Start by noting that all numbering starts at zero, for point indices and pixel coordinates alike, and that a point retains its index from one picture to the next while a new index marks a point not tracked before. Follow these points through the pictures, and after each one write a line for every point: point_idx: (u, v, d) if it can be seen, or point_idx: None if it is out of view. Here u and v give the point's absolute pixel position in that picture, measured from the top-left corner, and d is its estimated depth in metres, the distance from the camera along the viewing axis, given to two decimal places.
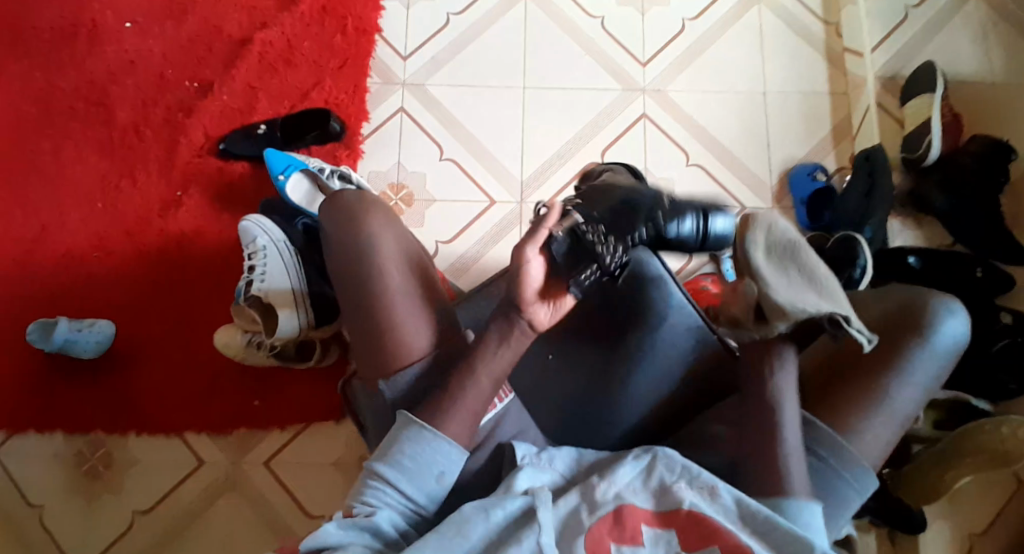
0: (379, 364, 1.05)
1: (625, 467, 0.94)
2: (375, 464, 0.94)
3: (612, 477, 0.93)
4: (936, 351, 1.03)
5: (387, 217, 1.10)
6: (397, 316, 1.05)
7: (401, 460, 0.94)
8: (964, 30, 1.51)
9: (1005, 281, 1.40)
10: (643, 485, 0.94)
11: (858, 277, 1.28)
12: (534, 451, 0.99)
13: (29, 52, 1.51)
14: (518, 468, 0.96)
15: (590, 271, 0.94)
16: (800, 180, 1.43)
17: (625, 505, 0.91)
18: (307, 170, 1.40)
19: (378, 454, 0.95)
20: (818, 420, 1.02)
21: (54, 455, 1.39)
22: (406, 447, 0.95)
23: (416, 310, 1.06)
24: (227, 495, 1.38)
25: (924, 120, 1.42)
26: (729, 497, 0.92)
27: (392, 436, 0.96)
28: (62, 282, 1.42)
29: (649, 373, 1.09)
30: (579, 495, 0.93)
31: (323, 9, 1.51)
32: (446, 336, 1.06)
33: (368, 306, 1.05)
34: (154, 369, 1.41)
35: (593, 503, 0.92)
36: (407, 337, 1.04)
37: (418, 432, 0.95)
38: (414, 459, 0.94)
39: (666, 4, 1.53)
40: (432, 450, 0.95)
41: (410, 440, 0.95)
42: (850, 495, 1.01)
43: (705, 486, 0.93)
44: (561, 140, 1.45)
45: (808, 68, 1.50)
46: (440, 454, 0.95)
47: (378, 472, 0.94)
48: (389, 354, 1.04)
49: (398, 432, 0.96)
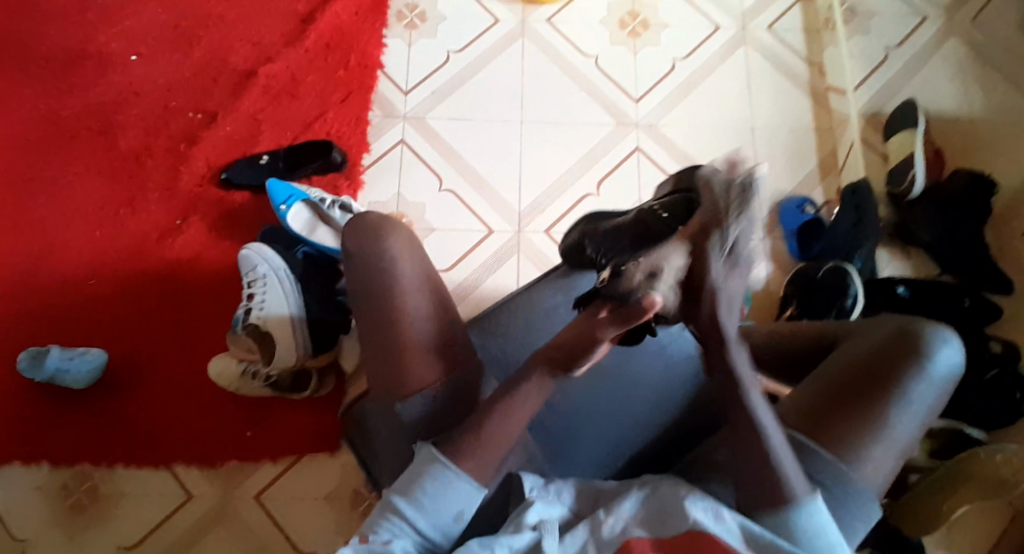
0: (397, 385, 1.05)
1: (629, 500, 0.95)
2: (396, 498, 0.93)
3: (618, 511, 0.94)
4: (934, 378, 1.06)
5: (409, 237, 1.10)
6: (418, 344, 1.05)
7: (420, 497, 0.93)
8: (942, 71, 1.58)
9: (993, 310, 1.42)
10: (647, 516, 0.94)
11: (851, 306, 1.34)
12: (541, 484, 0.99)
13: (31, 81, 1.52)
14: (529, 503, 0.96)
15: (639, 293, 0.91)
16: (789, 212, 1.49)
17: (633, 538, 0.92)
18: (308, 200, 1.41)
19: (399, 488, 0.94)
20: (823, 450, 1.04)
21: (39, 486, 1.35)
22: (428, 486, 0.93)
23: (437, 339, 1.06)
24: (216, 530, 1.34)
25: (907, 155, 1.47)
26: (735, 521, 0.93)
27: (414, 470, 0.95)
28: (57, 309, 1.41)
29: (659, 405, 1.14)
30: (586, 530, 0.94)
31: (327, 45, 1.54)
32: (466, 362, 1.07)
33: (390, 328, 1.05)
34: (147, 397, 1.39)
35: (601, 540, 0.93)
36: (428, 366, 1.04)
37: (440, 470, 0.94)
38: (433, 497, 0.93)
39: (658, 43, 1.58)
40: (450, 486, 0.93)
41: (429, 477, 0.93)
42: (855, 522, 1.04)
43: (711, 507, 0.94)
44: (557, 171, 1.49)
45: (795, 105, 1.56)
46: (460, 494, 0.93)
47: (396, 507, 0.93)
48: (405, 373, 1.04)
49: (420, 468, 0.94)
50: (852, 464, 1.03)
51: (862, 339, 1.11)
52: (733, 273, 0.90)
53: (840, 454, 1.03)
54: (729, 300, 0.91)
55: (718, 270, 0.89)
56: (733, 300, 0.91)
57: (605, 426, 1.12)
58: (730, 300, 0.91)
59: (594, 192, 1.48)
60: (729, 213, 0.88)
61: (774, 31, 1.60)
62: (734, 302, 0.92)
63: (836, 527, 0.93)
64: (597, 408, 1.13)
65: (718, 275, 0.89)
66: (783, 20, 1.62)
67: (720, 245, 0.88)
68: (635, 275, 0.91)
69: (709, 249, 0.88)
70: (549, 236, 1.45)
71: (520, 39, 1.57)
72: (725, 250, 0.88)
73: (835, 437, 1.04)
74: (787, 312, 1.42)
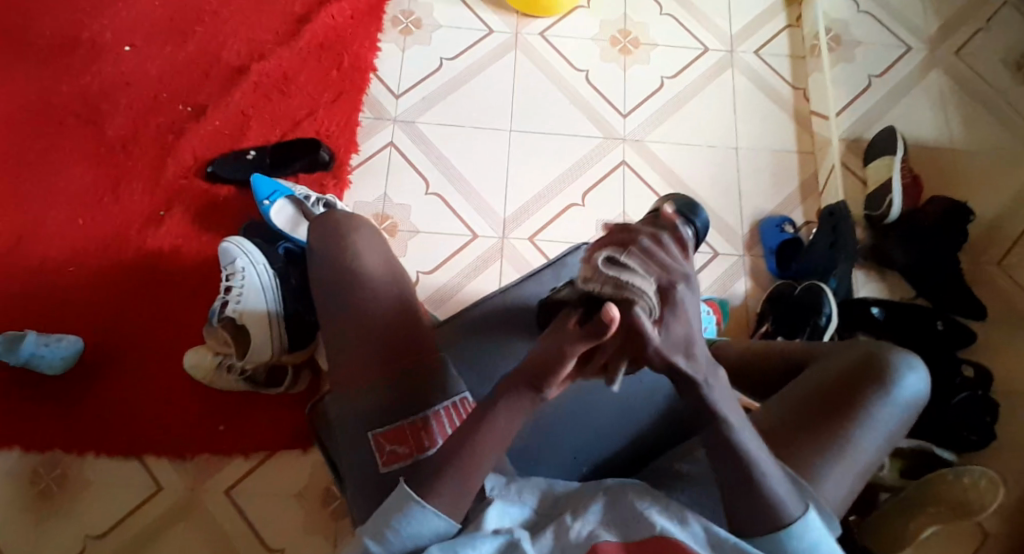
0: (355, 372, 1.14)
1: (595, 507, 0.97)
2: (368, 539, 0.96)
3: (584, 517, 0.96)
4: (897, 404, 1.13)
5: (369, 237, 1.22)
6: (377, 332, 1.15)
7: (390, 537, 0.95)
8: (924, 101, 1.61)
9: (965, 335, 1.45)
10: (613, 521, 0.96)
11: (824, 324, 1.36)
12: (502, 483, 1.01)
13: (22, 66, 1.53)
14: (489, 504, 0.98)
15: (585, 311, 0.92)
16: (769, 231, 1.51)
17: (600, 542, 0.94)
18: (293, 197, 1.43)
19: (371, 529, 0.96)
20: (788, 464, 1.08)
21: (6, 471, 1.34)
22: (397, 524, 0.95)
23: (394, 329, 1.15)
24: (185, 522, 1.33)
25: (883, 181, 1.51)
26: (700, 526, 0.96)
27: (386, 510, 0.97)
28: (34, 294, 1.40)
29: (629, 419, 1.20)
30: (554, 534, 0.95)
31: (321, 45, 1.56)
32: (425, 356, 1.14)
33: (348, 320, 1.15)
34: (122, 386, 1.38)
35: (567, 544, 0.94)
36: (384, 353, 1.14)
37: (411, 510, 0.96)
38: (405, 535, 0.95)
39: (648, 62, 1.61)
40: (425, 526, 0.96)
41: (400, 516, 0.96)
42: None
43: (676, 514, 0.97)
44: (544, 181, 1.51)
45: (777, 127, 1.59)
46: (428, 524, 0.96)
47: (369, 548, 0.95)
48: (361, 363, 1.14)
49: (392, 506, 0.96)
50: (813, 476, 1.07)
51: (827, 366, 1.17)
52: (672, 322, 0.90)
53: (803, 467, 1.08)
54: (681, 342, 0.91)
55: (654, 332, 0.89)
56: (685, 338, 0.91)
57: (573, 435, 1.18)
58: (679, 340, 0.90)
59: (579, 202, 1.50)
60: (630, 281, 0.88)
61: (761, 54, 1.64)
62: (689, 342, 0.91)
63: (828, 539, 0.97)
64: (569, 418, 1.18)
65: (656, 337, 0.89)
66: (770, 44, 1.65)
67: (645, 307, 0.88)
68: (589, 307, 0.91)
69: (641, 316, 0.88)
70: (533, 243, 1.47)
71: (512, 51, 1.60)
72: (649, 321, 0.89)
73: (800, 454, 1.09)
74: (763, 329, 1.45)
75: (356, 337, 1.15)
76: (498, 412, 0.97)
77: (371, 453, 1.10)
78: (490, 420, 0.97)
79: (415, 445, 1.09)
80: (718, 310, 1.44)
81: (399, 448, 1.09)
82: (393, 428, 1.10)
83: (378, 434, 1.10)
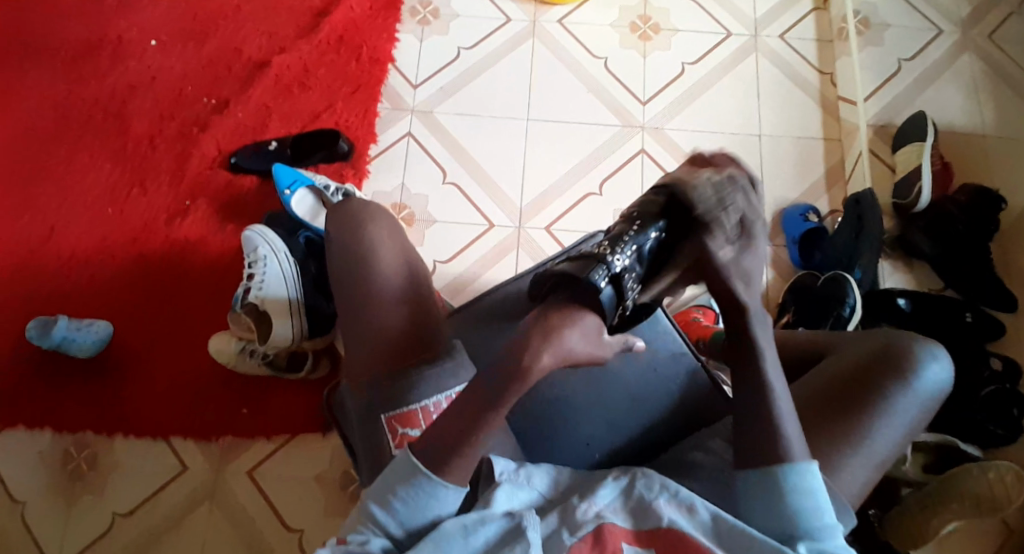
0: (361, 363, 1.14)
1: (604, 490, 0.97)
2: (372, 504, 0.95)
3: (592, 498, 0.96)
4: (920, 393, 1.10)
5: (388, 228, 1.22)
6: (382, 323, 1.15)
7: (394, 503, 0.94)
8: (955, 83, 1.56)
9: (993, 327, 1.40)
10: (622, 505, 0.96)
11: (847, 315, 1.32)
12: (513, 467, 1.00)
13: (55, 63, 1.59)
14: (496, 485, 0.97)
15: (602, 270, 0.92)
16: (793, 220, 1.49)
17: (606, 525, 0.94)
18: (313, 186, 1.45)
19: (375, 495, 0.96)
20: None
21: (40, 452, 1.40)
22: (403, 491, 0.94)
23: (400, 321, 1.15)
24: (208, 503, 1.38)
25: (913, 167, 1.47)
26: (705, 509, 0.95)
27: (389, 476, 0.95)
28: (65, 283, 1.46)
29: (640, 411, 1.18)
30: (559, 517, 0.95)
31: (340, 38, 1.59)
32: (430, 345, 1.14)
33: (356, 313, 1.16)
34: (149, 372, 1.43)
35: (573, 520, 0.94)
36: (388, 343, 1.13)
37: (415, 475, 0.94)
38: (408, 504, 0.94)
39: (668, 47, 1.60)
40: (432, 497, 0.94)
41: (404, 485, 0.94)
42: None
43: (684, 504, 0.96)
44: (563, 170, 1.51)
45: (801, 114, 1.56)
46: (435, 496, 0.94)
47: (373, 514, 0.95)
48: (368, 355, 1.14)
49: (398, 473, 0.95)
50: (826, 468, 1.06)
51: (842, 356, 1.15)
52: (744, 252, 0.95)
53: (815, 461, 1.06)
54: (744, 272, 0.95)
55: (729, 253, 0.95)
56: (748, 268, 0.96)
57: (586, 421, 1.17)
58: (744, 271, 0.95)
59: (597, 191, 1.49)
60: (722, 207, 0.93)
61: (784, 39, 1.61)
62: (751, 276, 0.96)
63: (825, 491, 0.94)
64: (581, 402, 1.18)
65: (727, 259, 0.95)
66: (795, 28, 1.62)
67: (726, 232, 0.94)
68: (597, 273, 0.92)
69: (721, 239, 0.94)
70: (549, 233, 1.47)
71: (529, 39, 1.60)
72: (729, 243, 0.95)
73: (814, 446, 1.07)
74: (785, 319, 1.42)
75: (363, 331, 1.15)
76: (512, 392, 0.92)
77: (383, 435, 1.10)
78: (505, 397, 0.92)
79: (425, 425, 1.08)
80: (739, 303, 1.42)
81: (410, 431, 1.09)
82: (401, 412, 1.09)
83: (391, 417, 1.09)
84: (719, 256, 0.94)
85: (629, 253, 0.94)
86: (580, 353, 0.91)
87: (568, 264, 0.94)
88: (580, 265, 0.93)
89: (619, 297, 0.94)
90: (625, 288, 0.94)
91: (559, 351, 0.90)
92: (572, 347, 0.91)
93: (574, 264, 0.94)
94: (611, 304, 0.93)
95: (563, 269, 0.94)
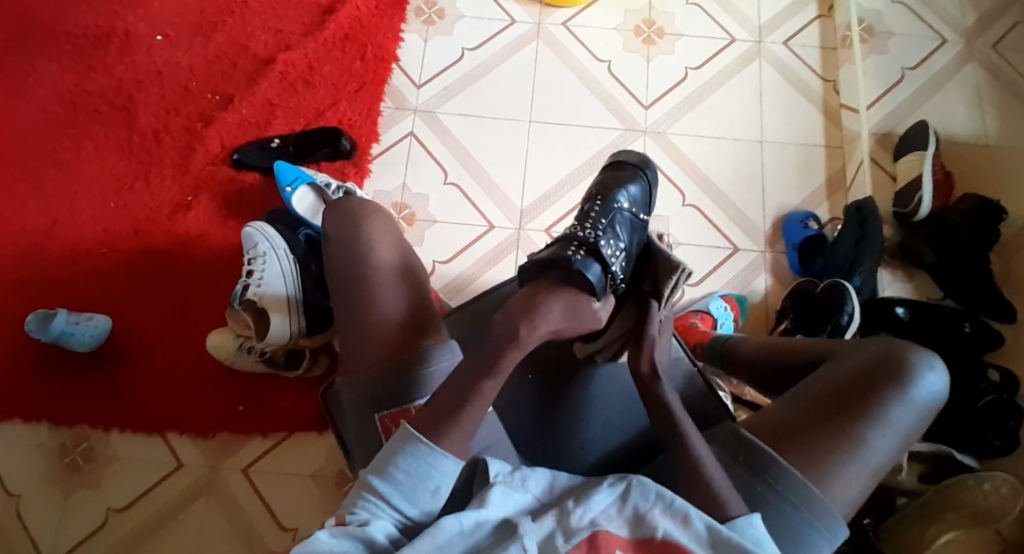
0: (359, 356, 1.14)
1: (600, 495, 0.95)
2: (372, 477, 0.96)
3: (587, 503, 0.95)
4: (915, 403, 1.09)
5: (385, 228, 1.22)
6: (380, 317, 1.15)
7: (395, 474, 0.96)
8: (959, 93, 1.56)
9: (992, 339, 1.40)
10: (618, 512, 0.95)
11: (846, 323, 1.33)
12: (508, 470, 0.99)
13: (61, 55, 1.59)
14: (490, 486, 0.97)
15: (574, 248, 1.07)
16: (793, 227, 1.49)
17: (601, 532, 0.93)
18: (314, 184, 1.44)
19: (374, 469, 0.96)
20: (795, 463, 1.06)
21: (37, 445, 1.40)
22: (402, 462, 0.96)
23: (399, 313, 1.15)
24: (204, 498, 1.38)
25: (914, 176, 1.47)
26: (702, 521, 0.95)
27: (389, 449, 0.97)
28: (66, 275, 1.46)
29: (635, 413, 1.17)
30: (555, 519, 0.94)
31: (345, 36, 1.59)
32: (428, 335, 1.14)
33: (354, 311, 1.16)
34: (148, 366, 1.43)
35: (569, 528, 0.93)
36: (386, 335, 1.13)
37: (415, 445, 0.96)
38: (408, 472, 0.95)
39: (672, 52, 1.60)
40: (431, 468, 0.96)
41: (405, 456, 0.96)
42: (820, 541, 1.05)
43: (679, 513, 0.95)
44: (565, 171, 1.51)
45: (805, 121, 1.56)
46: (434, 468, 0.96)
47: (372, 485, 0.95)
48: (366, 348, 1.13)
49: (396, 445, 0.97)
50: (819, 478, 1.05)
51: (843, 363, 1.13)
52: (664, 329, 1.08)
53: (810, 469, 1.06)
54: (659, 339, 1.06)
55: (654, 327, 1.05)
56: (659, 339, 1.06)
57: (585, 424, 1.17)
58: (663, 342, 1.07)
59: None
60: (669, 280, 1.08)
61: (789, 45, 1.62)
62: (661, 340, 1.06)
63: (772, 538, 0.97)
64: (578, 405, 1.17)
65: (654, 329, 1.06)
66: (800, 35, 1.63)
67: (659, 309, 1.07)
68: (573, 253, 1.06)
69: (654, 310, 1.07)
70: (550, 235, 1.47)
71: (534, 41, 1.60)
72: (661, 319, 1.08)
73: (809, 454, 1.06)
74: (783, 326, 1.42)
75: (359, 325, 1.15)
76: (507, 359, 1.01)
77: (376, 434, 1.11)
78: (502, 362, 1.01)
79: None
80: (737, 307, 1.44)
81: None
82: (395, 410, 1.10)
83: (383, 416, 1.11)
84: (653, 324, 1.06)
85: (599, 228, 1.09)
86: (566, 321, 1.03)
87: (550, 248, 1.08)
88: (558, 246, 1.07)
89: (602, 269, 1.06)
90: (605, 261, 1.06)
91: (554, 309, 1.02)
92: (559, 306, 1.03)
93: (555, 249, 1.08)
94: (597, 278, 1.05)
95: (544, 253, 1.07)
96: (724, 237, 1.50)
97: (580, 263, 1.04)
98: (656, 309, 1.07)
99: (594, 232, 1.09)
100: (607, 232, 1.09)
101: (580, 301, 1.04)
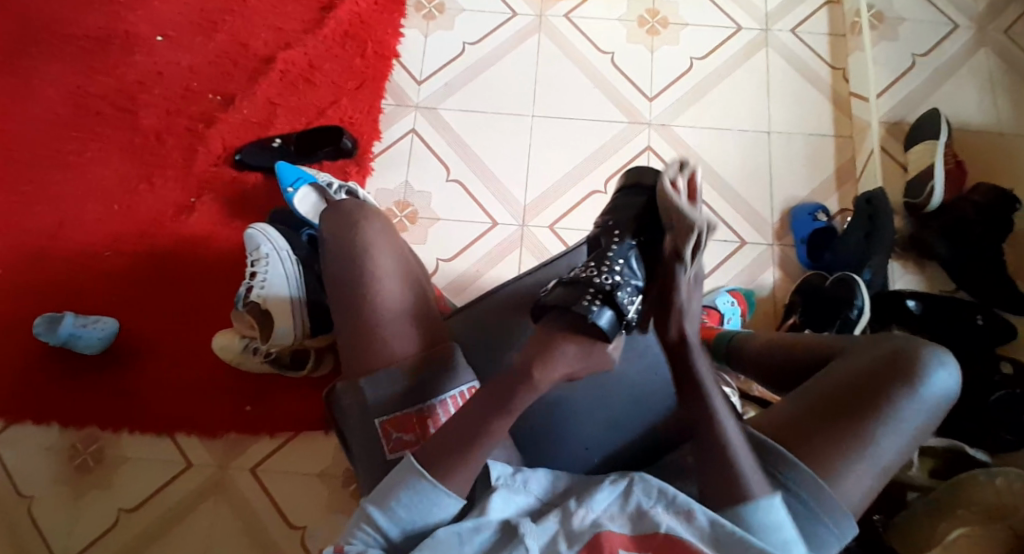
0: (360, 364, 1.10)
1: (602, 493, 0.95)
2: (372, 508, 0.96)
3: (589, 503, 0.94)
4: (927, 400, 1.04)
5: (384, 229, 1.18)
6: (382, 325, 1.11)
7: (396, 508, 0.95)
8: (971, 80, 1.53)
9: (1006, 332, 1.37)
10: (620, 511, 0.94)
11: (855, 318, 1.30)
12: (509, 471, 0.98)
13: (64, 57, 1.59)
14: (492, 491, 0.96)
15: (587, 297, 0.98)
16: (801, 219, 1.46)
17: (602, 533, 0.92)
18: (316, 183, 1.43)
19: (374, 498, 0.96)
20: (801, 461, 1.02)
21: (48, 447, 1.41)
22: (404, 496, 0.95)
23: (402, 322, 1.12)
24: (211, 499, 1.39)
25: (926, 166, 1.44)
26: (703, 512, 0.93)
27: (391, 480, 0.96)
28: (73, 277, 1.46)
29: (637, 413, 1.16)
30: (558, 521, 0.93)
31: (345, 33, 1.57)
32: (430, 345, 1.11)
33: (355, 315, 1.12)
34: (155, 368, 1.43)
35: (571, 531, 0.93)
36: (389, 344, 1.10)
37: (418, 481, 0.95)
38: (409, 508, 0.95)
39: (676, 42, 1.58)
40: (432, 505, 0.95)
41: (407, 490, 0.95)
42: (829, 539, 1.01)
43: (682, 510, 0.94)
44: (565, 167, 1.49)
45: (813, 110, 1.54)
46: (436, 504, 0.95)
47: (371, 516, 0.95)
48: (367, 354, 1.10)
49: (398, 478, 0.96)
50: (827, 476, 1.01)
51: (851, 356, 1.09)
52: (689, 288, 1.03)
53: (816, 468, 1.02)
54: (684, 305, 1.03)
55: (683, 292, 1.02)
56: (689, 305, 1.03)
57: (587, 424, 1.15)
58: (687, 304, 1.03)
59: (602, 189, 1.48)
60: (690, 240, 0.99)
61: (796, 33, 1.58)
62: (685, 308, 1.03)
63: (790, 525, 0.96)
64: (577, 410, 1.16)
65: (682, 295, 1.02)
66: (807, 23, 1.59)
67: (684, 270, 1.01)
68: (586, 305, 0.98)
69: (679, 274, 1.01)
70: (553, 231, 1.46)
71: (535, 34, 1.58)
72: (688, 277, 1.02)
73: (815, 451, 1.02)
74: (791, 321, 1.39)
75: (360, 331, 1.11)
76: (521, 401, 0.98)
77: (379, 441, 1.07)
78: (515, 402, 0.98)
79: (420, 431, 1.07)
80: (743, 301, 1.41)
81: (405, 436, 1.07)
82: (399, 417, 1.07)
83: (384, 421, 1.07)
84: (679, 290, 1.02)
85: (616, 270, 1.00)
86: (583, 364, 0.99)
87: (560, 290, 1.01)
88: (571, 293, 0.99)
89: (619, 315, 0.98)
90: (622, 304, 0.98)
91: (568, 353, 0.98)
92: (568, 350, 0.98)
93: (565, 291, 1.00)
94: (612, 324, 0.98)
95: (555, 298, 1.00)
96: (730, 230, 1.47)
97: (594, 315, 0.97)
98: (679, 271, 1.01)
99: (604, 273, 1.00)
100: (624, 274, 1.01)
101: (595, 346, 0.98)
